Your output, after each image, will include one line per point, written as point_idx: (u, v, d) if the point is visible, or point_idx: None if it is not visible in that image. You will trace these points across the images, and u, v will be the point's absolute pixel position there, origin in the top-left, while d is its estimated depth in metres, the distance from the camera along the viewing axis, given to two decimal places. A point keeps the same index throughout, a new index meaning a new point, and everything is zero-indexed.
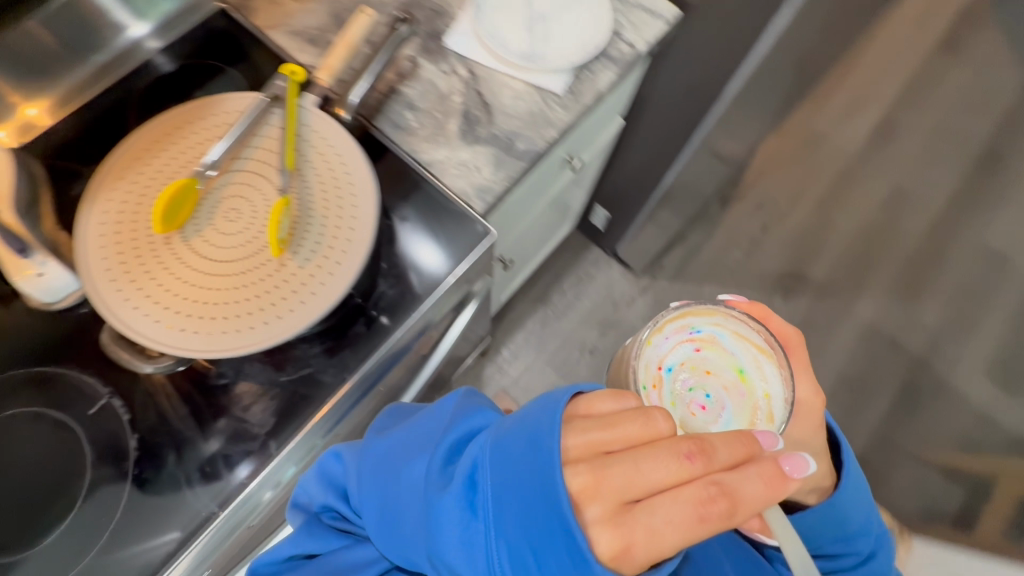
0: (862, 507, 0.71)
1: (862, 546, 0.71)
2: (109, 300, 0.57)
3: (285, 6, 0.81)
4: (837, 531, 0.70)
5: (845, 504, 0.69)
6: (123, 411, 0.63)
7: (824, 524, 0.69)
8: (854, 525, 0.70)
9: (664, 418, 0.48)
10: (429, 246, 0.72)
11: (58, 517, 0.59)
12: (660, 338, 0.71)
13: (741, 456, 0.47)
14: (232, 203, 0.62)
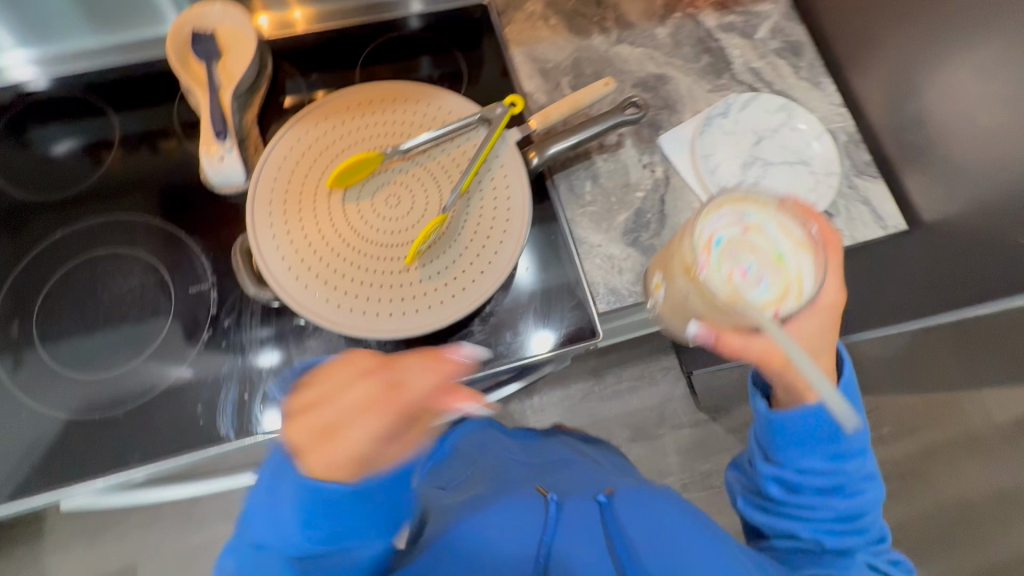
0: (861, 466, 0.57)
1: (842, 525, 0.56)
2: (259, 220, 0.61)
3: (539, 31, 0.82)
4: (800, 426, 0.55)
5: (849, 445, 0.56)
6: (212, 305, 0.67)
7: (801, 417, 0.55)
8: (838, 450, 0.56)
9: (369, 367, 0.42)
10: (526, 255, 0.73)
11: (119, 362, 0.66)
12: (715, 214, 0.59)
13: (430, 377, 0.41)
14: (397, 191, 0.64)
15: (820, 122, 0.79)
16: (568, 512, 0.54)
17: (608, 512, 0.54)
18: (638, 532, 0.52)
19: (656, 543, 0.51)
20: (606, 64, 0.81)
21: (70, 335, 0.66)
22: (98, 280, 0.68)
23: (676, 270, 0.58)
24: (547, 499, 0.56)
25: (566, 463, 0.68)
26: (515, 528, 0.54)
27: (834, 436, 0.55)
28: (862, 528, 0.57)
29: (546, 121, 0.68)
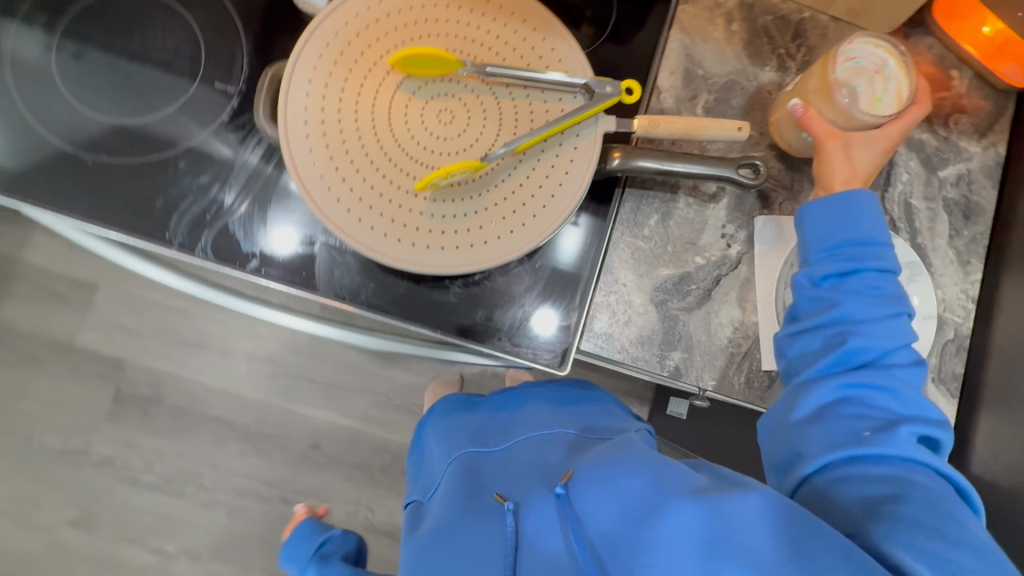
0: (891, 286, 0.55)
1: (900, 387, 0.52)
2: (304, 55, 0.53)
3: (714, 29, 0.69)
4: (839, 227, 0.56)
5: (866, 230, 0.56)
6: (227, 111, 0.62)
7: (842, 206, 0.56)
8: (873, 264, 0.55)
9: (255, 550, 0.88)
10: (577, 232, 0.65)
11: (117, 114, 0.61)
12: (864, 50, 0.60)
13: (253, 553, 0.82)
14: (455, 109, 0.55)
15: (936, 304, 0.66)
16: (528, 530, 0.52)
17: (568, 508, 0.51)
18: (600, 529, 0.48)
19: (618, 540, 0.46)
20: (758, 106, 0.68)
21: (86, 63, 0.62)
22: (138, 22, 0.62)
23: (811, 85, 0.61)
24: (506, 509, 0.54)
25: (531, 439, 0.63)
26: (484, 556, 0.53)
27: (852, 215, 0.56)
28: (903, 365, 0.53)
29: (650, 130, 0.56)
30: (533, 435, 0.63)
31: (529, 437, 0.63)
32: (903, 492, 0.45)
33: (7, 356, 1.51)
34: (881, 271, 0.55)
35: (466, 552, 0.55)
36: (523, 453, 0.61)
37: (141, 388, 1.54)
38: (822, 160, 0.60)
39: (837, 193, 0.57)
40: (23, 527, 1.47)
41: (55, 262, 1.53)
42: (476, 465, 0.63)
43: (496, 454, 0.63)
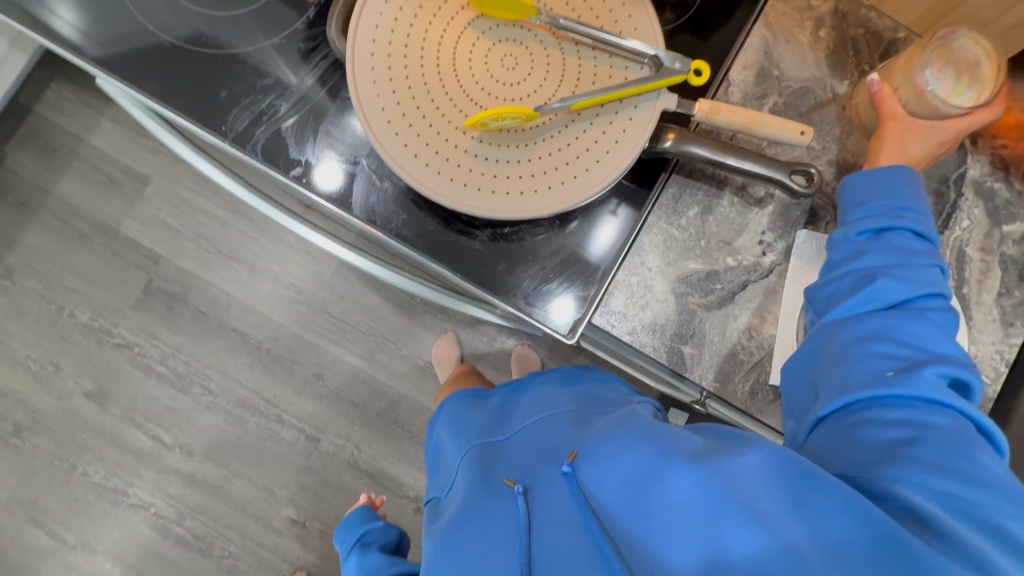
0: (926, 244, 0.53)
1: (933, 337, 0.49)
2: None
3: (800, 31, 0.66)
4: (882, 190, 0.56)
5: (901, 200, 0.55)
6: (302, 19, 0.65)
7: (880, 178, 0.56)
8: (909, 226, 0.54)
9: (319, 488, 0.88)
10: (613, 223, 0.64)
11: (200, 1, 0.64)
12: (958, 45, 0.59)
13: None
14: (520, 56, 0.55)
15: (967, 357, 0.63)
16: (540, 511, 0.53)
17: (574, 484, 0.52)
18: (604, 503, 0.49)
19: (619, 508, 0.47)
20: (827, 119, 0.66)
21: None
22: None
23: (897, 64, 0.61)
24: (517, 493, 0.56)
25: (542, 425, 0.64)
26: (499, 540, 0.54)
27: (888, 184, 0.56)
28: (938, 319, 0.51)
29: (709, 116, 0.55)
30: (547, 422, 0.64)
31: (539, 423, 0.65)
32: (919, 435, 0.43)
33: (57, 228, 1.60)
34: (914, 232, 0.54)
35: (485, 538, 0.55)
36: (534, 441, 0.62)
37: (171, 285, 1.61)
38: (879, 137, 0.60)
39: (882, 167, 0.57)
40: (41, 389, 1.56)
41: (118, 151, 1.62)
42: (492, 454, 0.65)
43: (512, 441, 0.65)
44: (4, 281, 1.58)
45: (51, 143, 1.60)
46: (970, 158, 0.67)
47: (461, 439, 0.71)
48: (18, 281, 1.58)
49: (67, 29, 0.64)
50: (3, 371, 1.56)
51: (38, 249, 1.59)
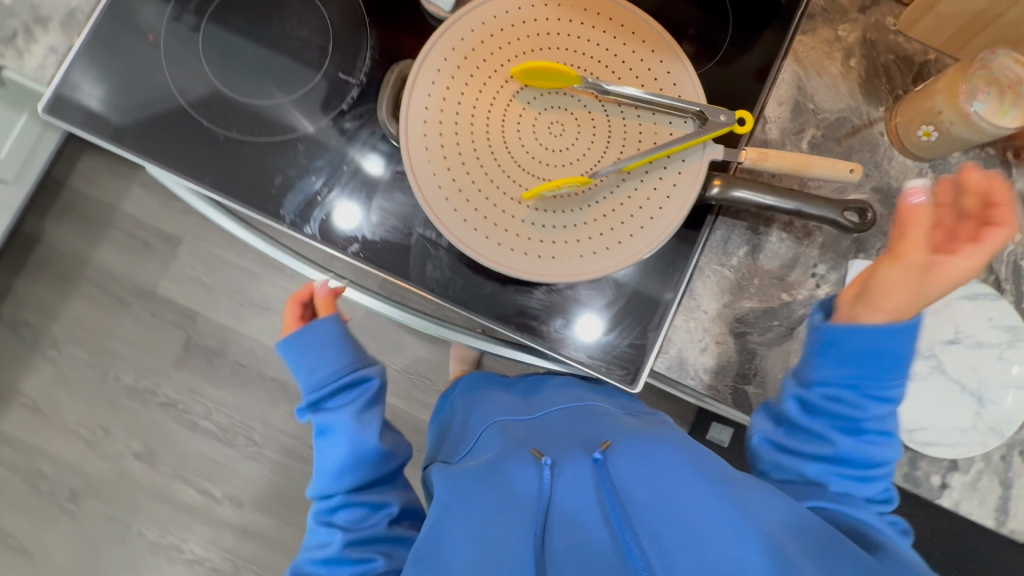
0: (892, 381, 0.53)
1: (857, 475, 0.55)
2: (430, 56, 0.56)
3: (830, 63, 0.67)
4: (865, 344, 0.51)
5: (888, 346, 0.51)
6: (347, 100, 0.66)
7: (861, 333, 0.51)
8: (879, 390, 0.53)
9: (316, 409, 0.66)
10: None
11: (251, 94, 0.66)
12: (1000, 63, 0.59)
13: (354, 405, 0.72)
14: (566, 122, 0.56)
15: None
16: (563, 487, 0.56)
17: (603, 472, 0.56)
18: (630, 492, 0.53)
19: (643, 503, 0.52)
20: (867, 146, 0.66)
21: (225, 44, 0.66)
22: (277, 12, 0.66)
23: (937, 86, 0.59)
24: (543, 466, 0.57)
25: (573, 413, 0.67)
26: (507, 508, 0.55)
27: (890, 334, 0.51)
28: (870, 456, 0.55)
29: (757, 163, 0.56)
30: (576, 412, 0.67)
31: (567, 410, 0.68)
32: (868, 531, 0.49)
33: (99, 295, 1.65)
34: (885, 384, 0.53)
35: (492, 501, 0.56)
36: (561, 422, 0.65)
37: (209, 341, 1.64)
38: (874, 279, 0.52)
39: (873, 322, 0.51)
40: (93, 455, 1.61)
41: (151, 215, 1.66)
42: (512, 428, 0.66)
43: (540, 420, 0.67)
44: (51, 351, 1.63)
45: (86, 213, 1.66)
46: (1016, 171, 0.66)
47: (479, 412, 0.73)
48: (63, 350, 1.63)
49: (127, 131, 0.65)
50: (56, 440, 1.61)
51: (81, 317, 1.64)
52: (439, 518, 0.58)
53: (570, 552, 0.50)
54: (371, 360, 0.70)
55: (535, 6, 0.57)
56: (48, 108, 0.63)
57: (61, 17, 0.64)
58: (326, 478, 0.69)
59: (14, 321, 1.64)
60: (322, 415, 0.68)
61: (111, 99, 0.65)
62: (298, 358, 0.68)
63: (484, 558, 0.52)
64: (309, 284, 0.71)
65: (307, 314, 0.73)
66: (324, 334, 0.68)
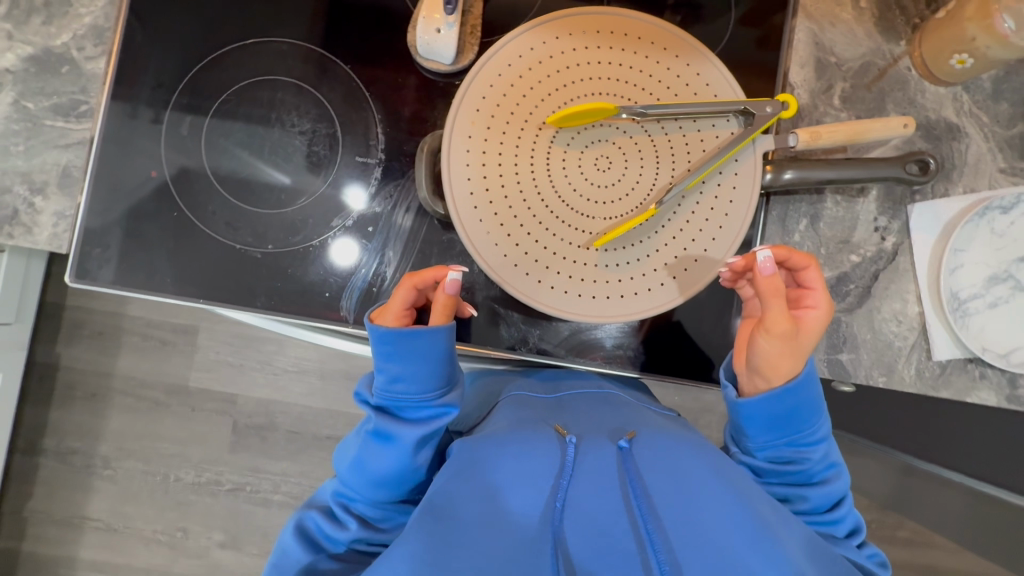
0: (807, 434, 0.56)
1: (818, 505, 0.56)
2: (458, 125, 0.54)
3: (841, 8, 0.65)
4: (777, 408, 0.55)
5: (785, 404, 0.55)
6: (373, 183, 0.64)
7: (773, 399, 0.54)
8: (800, 440, 0.56)
9: (395, 308, 0.59)
10: None
11: (273, 203, 0.63)
12: None
13: (409, 295, 0.59)
14: (612, 153, 0.55)
15: None
16: (585, 467, 0.52)
17: (629, 459, 0.52)
18: (658, 490, 0.50)
19: (672, 502, 0.49)
20: (898, 85, 0.65)
21: (232, 157, 0.64)
22: (274, 111, 0.64)
23: (967, 13, 0.57)
24: (568, 443, 0.54)
25: (594, 400, 0.62)
26: (526, 479, 0.51)
27: (790, 391, 0.54)
28: (830, 495, 0.57)
29: (811, 143, 0.56)
30: (594, 402, 0.62)
31: (589, 395, 0.63)
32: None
33: (135, 405, 1.46)
34: (807, 428, 0.56)
35: (510, 470, 0.52)
36: (582, 407, 0.61)
37: (257, 418, 1.47)
38: (760, 356, 0.55)
39: (778, 387, 0.55)
40: (179, 555, 1.48)
41: (157, 311, 1.45)
42: (533, 406, 0.61)
43: (563, 404, 0.62)
44: (106, 471, 1.46)
45: (96, 328, 1.45)
46: None
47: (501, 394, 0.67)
48: (118, 466, 1.46)
49: (163, 276, 0.62)
50: (140, 551, 1.47)
51: (125, 431, 1.46)
52: (452, 466, 0.54)
53: (583, 531, 0.47)
54: (455, 382, 0.61)
55: (548, 44, 0.55)
56: (77, 276, 0.61)
57: (57, 178, 0.61)
58: (361, 480, 0.60)
59: (56, 452, 1.46)
60: (396, 421, 0.59)
61: (136, 248, 0.62)
62: (396, 359, 0.58)
63: (500, 523, 0.48)
64: (435, 270, 0.59)
65: (414, 303, 0.60)
66: (423, 341, 0.57)
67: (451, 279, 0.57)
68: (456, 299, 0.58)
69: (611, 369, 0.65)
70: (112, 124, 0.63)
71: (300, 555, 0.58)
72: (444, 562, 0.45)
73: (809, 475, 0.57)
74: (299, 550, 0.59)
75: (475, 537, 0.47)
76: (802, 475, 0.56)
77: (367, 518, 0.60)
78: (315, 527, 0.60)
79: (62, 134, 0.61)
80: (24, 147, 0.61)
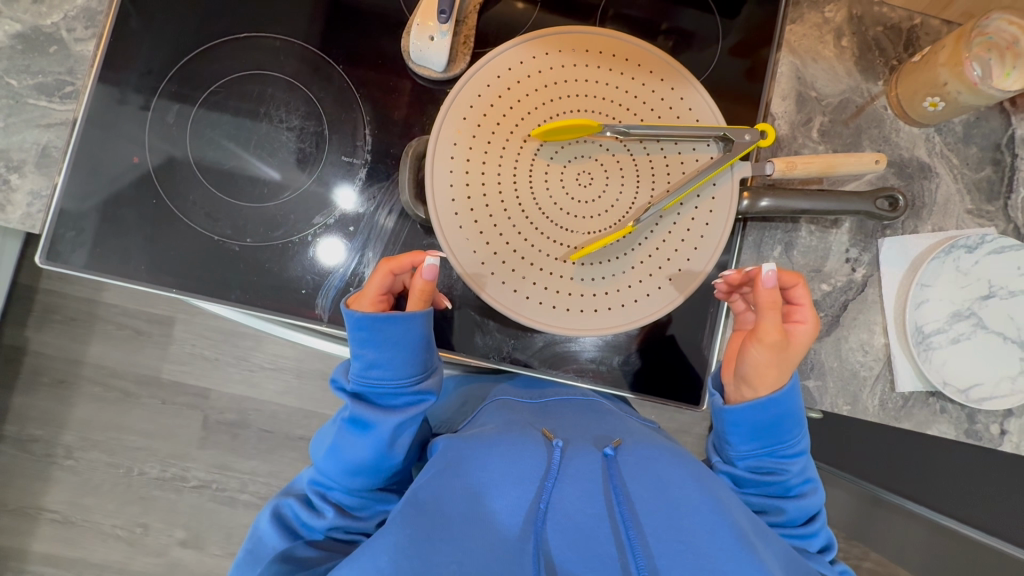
0: (790, 446, 0.58)
1: (791, 518, 0.58)
2: (445, 131, 0.55)
3: (823, 46, 0.68)
4: (763, 418, 0.57)
5: (764, 417, 0.57)
6: (357, 183, 0.64)
7: (758, 407, 0.56)
8: (783, 451, 0.58)
9: (373, 287, 0.59)
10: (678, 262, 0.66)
11: (254, 197, 0.63)
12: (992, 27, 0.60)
13: (385, 276, 0.59)
14: (595, 169, 0.56)
15: None
16: (570, 474, 0.52)
17: (613, 466, 0.53)
18: (642, 496, 0.51)
19: (655, 510, 0.50)
20: (874, 122, 0.67)
21: (218, 148, 0.64)
22: (262, 106, 0.64)
23: (941, 59, 0.60)
24: (555, 447, 0.54)
25: (581, 407, 0.64)
26: (512, 481, 0.52)
27: (765, 407, 0.56)
28: (806, 509, 0.58)
29: (787, 173, 0.58)
30: (580, 409, 0.64)
31: (576, 403, 0.65)
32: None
33: (103, 394, 1.43)
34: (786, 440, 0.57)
35: (497, 472, 0.53)
36: (568, 413, 0.62)
37: (228, 414, 1.45)
38: (749, 363, 0.57)
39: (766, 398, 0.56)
40: (137, 552, 1.44)
41: (133, 300, 1.42)
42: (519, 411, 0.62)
43: (548, 409, 0.63)
44: (67, 461, 1.42)
45: (68, 313, 1.42)
46: (1016, 118, 0.68)
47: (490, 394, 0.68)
48: (81, 457, 1.42)
49: (137, 263, 0.61)
50: (97, 546, 1.43)
51: (90, 420, 1.42)
52: (441, 465, 0.54)
53: (564, 537, 0.48)
54: (435, 370, 0.61)
55: (537, 58, 0.56)
56: (48, 257, 0.60)
57: (35, 157, 0.60)
58: (338, 467, 0.61)
59: (17, 438, 1.42)
60: (372, 410, 0.59)
61: (112, 233, 0.61)
62: (371, 345, 0.57)
63: (485, 525, 0.49)
64: (413, 256, 0.58)
65: (389, 289, 0.60)
66: (403, 327, 0.57)
67: (430, 264, 0.57)
68: (433, 284, 0.58)
69: (583, 383, 0.65)
70: (96, 106, 0.62)
71: (276, 540, 0.59)
72: (426, 556, 0.47)
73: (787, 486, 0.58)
74: (274, 535, 0.60)
75: (461, 534, 0.48)
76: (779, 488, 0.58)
77: (343, 505, 0.61)
78: (292, 513, 0.62)
79: (45, 114, 0.61)
80: (4, 125, 0.60)
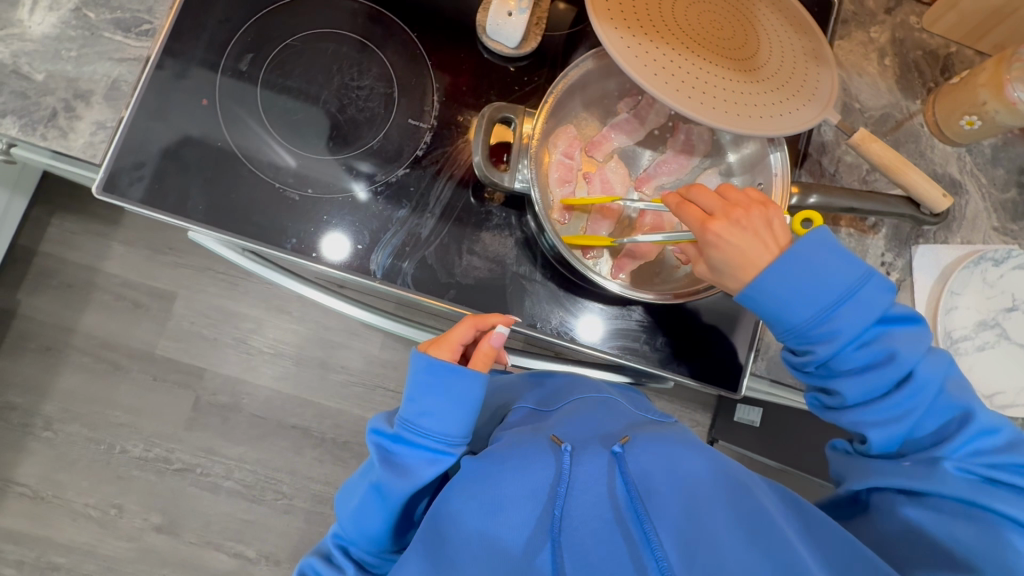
0: (861, 330, 0.49)
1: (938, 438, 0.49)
2: (614, 43, 0.55)
3: (865, 64, 0.72)
4: (811, 309, 0.50)
5: (811, 284, 0.49)
6: (421, 146, 0.65)
7: (796, 289, 0.50)
8: (856, 337, 0.50)
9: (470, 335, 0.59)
10: None
11: (319, 150, 0.64)
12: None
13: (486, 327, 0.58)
14: (721, 39, 0.59)
15: None
16: (581, 479, 0.49)
17: (623, 466, 0.49)
18: (654, 490, 0.47)
19: (669, 508, 0.46)
20: (911, 138, 0.71)
21: (290, 98, 0.65)
22: (336, 63, 0.65)
23: (981, 80, 0.64)
24: (563, 452, 0.51)
25: (588, 405, 0.61)
26: (520, 496, 0.48)
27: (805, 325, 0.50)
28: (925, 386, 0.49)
29: (865, 144, 0.60)
30: (588, 409, 0.60)
31: (589, 400, 0.62)
32: (940, 535, 0.46)
33: (93, 365, 1.38)
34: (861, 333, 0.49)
35: (505, 487, 0.49)
36: (577, 415, 0.58)
37: (221, 397, 1.40)
38: (733, 252, 0.52)
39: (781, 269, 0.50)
40: (109, 536, 1.34)
41: (136, 271, 1.40)
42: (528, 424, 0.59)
43: (556, 413, 0.60)
44: (46, 432, 1.35)
45: (66, 279, 1.38)
46: None
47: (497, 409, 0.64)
48: (61, 429, 1.36)
49: (194, 203, 0.61)
50: (64, 527, 1.33)
51: (76, 391, 1.37)
52: (460, 488, 0.50)
53: (582, 548, 0.45)
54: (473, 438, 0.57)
55: None
56: (104, 188, 0.59)
57: (104, 88, 0.60)
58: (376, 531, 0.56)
59: None
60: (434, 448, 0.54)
61: (172, 171, 0.61)
62: (432, 391, 0.54)
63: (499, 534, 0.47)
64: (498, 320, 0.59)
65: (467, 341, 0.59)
66: (444, 378, 0.54)
67: (499, 335, 0.56)
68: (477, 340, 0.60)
69: (629, 360, 0.65)
70: (172, 47, 0.63)
71: None
72: None
73: (832, 392, 0.52)
74: None
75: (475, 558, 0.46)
76: (844, 396, 0.51)
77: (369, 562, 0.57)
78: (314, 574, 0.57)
79: (118, 48, 0.61)
80: (76, 54, 0.60)
